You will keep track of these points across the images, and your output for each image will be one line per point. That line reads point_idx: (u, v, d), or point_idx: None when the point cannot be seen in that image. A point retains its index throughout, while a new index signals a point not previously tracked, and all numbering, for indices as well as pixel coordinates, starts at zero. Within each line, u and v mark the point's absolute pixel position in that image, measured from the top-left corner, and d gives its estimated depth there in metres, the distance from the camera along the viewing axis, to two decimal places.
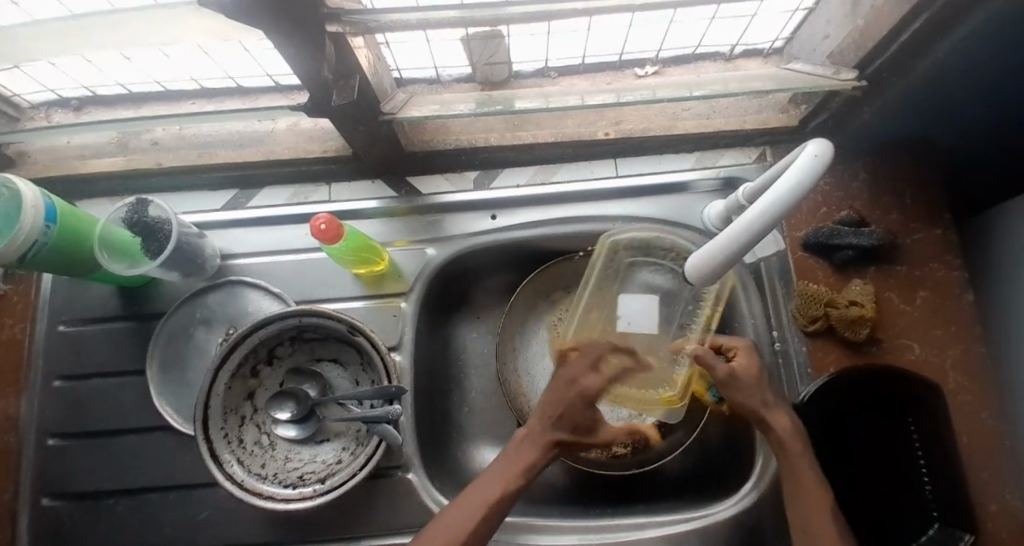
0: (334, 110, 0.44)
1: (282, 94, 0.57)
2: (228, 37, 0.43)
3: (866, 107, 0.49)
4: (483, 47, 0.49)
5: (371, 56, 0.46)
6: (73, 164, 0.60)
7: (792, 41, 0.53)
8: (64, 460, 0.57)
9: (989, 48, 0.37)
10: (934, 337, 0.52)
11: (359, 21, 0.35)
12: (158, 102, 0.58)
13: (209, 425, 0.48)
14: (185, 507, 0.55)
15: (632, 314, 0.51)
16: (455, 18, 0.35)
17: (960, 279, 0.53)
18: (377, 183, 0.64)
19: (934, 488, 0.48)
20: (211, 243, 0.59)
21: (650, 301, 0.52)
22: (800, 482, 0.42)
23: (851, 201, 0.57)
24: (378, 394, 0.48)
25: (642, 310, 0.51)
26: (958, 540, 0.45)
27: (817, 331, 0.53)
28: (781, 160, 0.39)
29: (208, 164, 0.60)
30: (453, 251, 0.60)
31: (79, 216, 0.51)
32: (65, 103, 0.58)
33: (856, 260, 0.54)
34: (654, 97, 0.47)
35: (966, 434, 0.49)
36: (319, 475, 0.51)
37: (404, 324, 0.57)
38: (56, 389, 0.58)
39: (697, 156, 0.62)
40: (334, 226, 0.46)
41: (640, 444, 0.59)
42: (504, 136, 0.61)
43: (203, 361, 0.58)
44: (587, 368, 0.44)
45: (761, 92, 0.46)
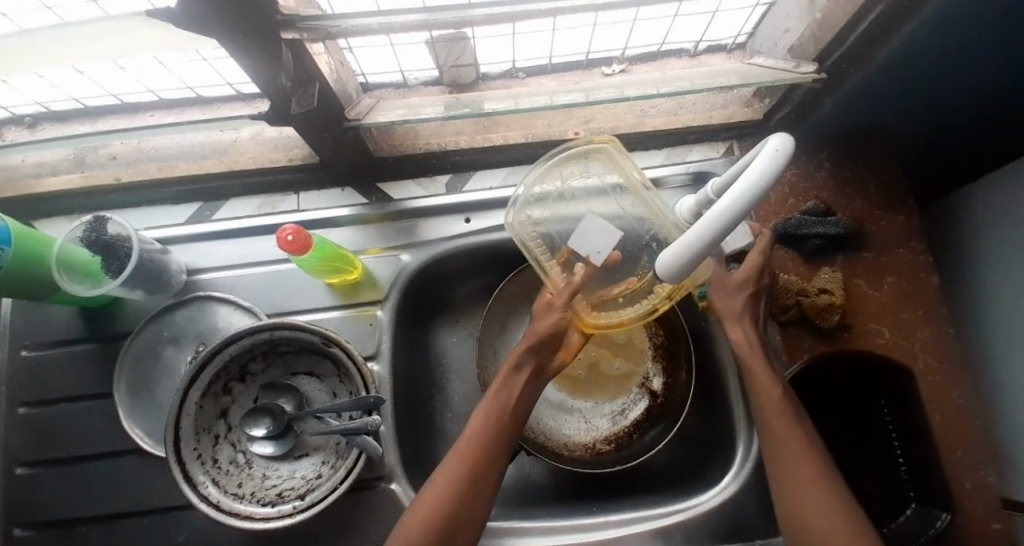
0: (297, 119, 0.43)
1: (245, 103, 0.56)
2: (183, 47, 0.42)
3: (829, 98, 0.50)
4: (448, 50, 0.48)
5: (333, 61, 0.45)
6: (27, 183, 0.58)
7: (754, 36, 0.53)
8: (31, 490, 0.55)
9: (941, 36, 0.38)
10: (902, 320, 0.53)
11: (317, 27, 0.34)
12: (114, 115, 0.56)
13: (181, 447, 0.47)
14: (163, 532, 0.54)
15: (593, 244, 0.49)
16: (417, 21, 0.34)
17: (925, 262, 0.54)
18: (347, 191, 0.63)
19: (909, 470, 0.51)
20: (177, 258, 0.58)
21: (592, 220, 0.50)
22: (785, 459, 0.42)
23: (817, 191, 0.57)
24: (356, 405, 0.47)
25: (594, 235, 0.49)
26: (934, 517, 0.47)
27: (789, 321, 0.53)
28: (746, 155, 0.39)
29: (169, 177, 0.58)
30: (428, 256, 0.59)
31: (38, 237, 0.49)
32: (18, 120, 0.56)
33: (823, 248, 0.55)
34: (621, 95, 0.47)
35: (939, 415, 0.49)
36: (299, 491, 0.50)
37: (381, 332, 0.56)
38: (20, 417, 0.56)
39: (667, 152, 0.63)
40: (301, 236, 0.45)
41: (624, 440, 0.61)
42: (475, 139, 0.61)
43: (173, 381, 0.57)
44: (549, 313, 0.48)
45: (725, 87, 0.46)
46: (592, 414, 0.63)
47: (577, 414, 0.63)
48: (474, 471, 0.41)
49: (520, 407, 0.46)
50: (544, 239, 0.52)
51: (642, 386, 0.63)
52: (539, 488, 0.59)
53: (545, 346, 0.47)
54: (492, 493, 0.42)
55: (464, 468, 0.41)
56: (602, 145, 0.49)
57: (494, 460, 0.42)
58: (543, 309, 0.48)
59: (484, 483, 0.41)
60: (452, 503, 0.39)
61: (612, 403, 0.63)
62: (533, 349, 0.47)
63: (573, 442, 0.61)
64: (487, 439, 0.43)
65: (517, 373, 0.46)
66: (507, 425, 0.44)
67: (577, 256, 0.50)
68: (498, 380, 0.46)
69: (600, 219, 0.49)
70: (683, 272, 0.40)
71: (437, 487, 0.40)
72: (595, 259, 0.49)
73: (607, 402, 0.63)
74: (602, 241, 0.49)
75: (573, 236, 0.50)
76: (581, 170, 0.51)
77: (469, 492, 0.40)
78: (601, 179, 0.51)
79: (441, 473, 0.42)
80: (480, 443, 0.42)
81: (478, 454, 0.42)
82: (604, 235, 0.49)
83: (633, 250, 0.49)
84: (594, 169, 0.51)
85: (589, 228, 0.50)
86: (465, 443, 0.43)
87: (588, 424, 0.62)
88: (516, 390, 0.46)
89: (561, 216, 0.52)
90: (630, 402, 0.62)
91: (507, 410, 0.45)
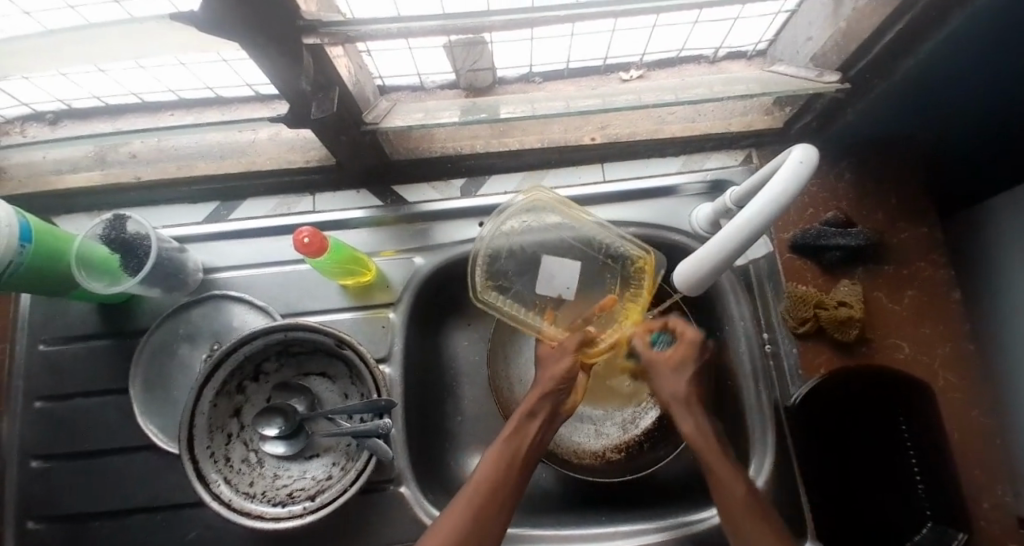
0: (314, 122, 0.43)
1: (263, 104, 0.56)
2: (206, 48, 0.42)
3: (850, 108, 0.49)
4: (466, 54, 0.48)
5: (352, 64, 0.46)
6: (48, 179, 0.59)
7: (775, 43, 0.53)
8: (47, 483, 0.56)
9: (970, 48, 0.38)
10: (921, 335, 0.52)
11: (337, 32, 0.34)
12: (134, 114, 0.56)
13: (194, 445, 0.47)
14: (173, 527, 0.54)
15: (562, 283, 0.56)
16: (438, 26, 0.34)
17: (946, 276, 0.53)
18: (362, 192, 0.63)
19: (927, 488, 0.47)
20: (194, 257, 0.58)
21: (552, 260, 0.57)
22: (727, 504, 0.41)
23: (837, 201, 0.57)
24: (368, 408, 0.47)
25: (560, 273, 0.56)
26: (950, 538, 0.44)
27: (806, 333, 0.53)
28: (766, 166, 0.40)
29: (188, 176, 0.59)
30: (442, 260, 0.59)
31: (56, 234, 0.50)
32: (40, 116, 0.57)
33: (844, 259, 0.54)
34: (639, 102, 0.47)
35: (958, 432, 0.49)
36: (309, 492, 0.50)
37: (394, 335, 0.56)
38: (37, 411, 0.57)
39: (683, 159, 0.62)
40: (317, 239, 0.45)
41: (633, 449, 0.61)
42: (491, 143, 0.60)
43: (188, 378, 0.57)
44: (561, 359, 0.49)
45: (747, 95, 0.46)
46: (602, 421, 0.62)
47: (587, 420, 0.62)
48: (489, 500, 0.40)
49: (536, 448, 0.45)
50: (511, 291, 0.57)
51: (654, 395, 0.62)
52: (548, 495, 0.59)
53: (560, 390, 0.47)
54: (506, 518, 0.40)
55: (478, 494, 0.40)
56: (534, 196, 0.56)
57: (508, 494, 0.41)
58: (550, 354, 0.50)
59: (497, 513, 0.40)
60: (467, 525, 0.38)
61: (623, 411, 0.62)
62: (551, 394, 0.47)
63: (583, 450, 0.60)
64: (501, 470, 0.42)
65: (532, 417, 0.46)
66: (520, 466, 0.43)
67: (554, 300, 0.57)
68: (512, 426, 0.46)
69: (559, 257, 0.57)
70: (702, 279, 0.41)
71: (454, 511, 0.39)
72: (567, 294, 0.56)
73: (616, 410, 0.62)
74: (568, 275, 0.56)
75: (542, 282, 0.57)
76: (521, 220, 0.57)
77: (481, 520, 0.39)
78: (540, 223, 0.57)
79: (455, 504, 0.40)
80: (494, 473, 0.42)
81: (493, 482, 0.41)
82: (567, 270, 0.56)
83: (594, 275, 0.56)
84: (530, 216, 0.57)
85: (552, 268, 0.57)
86: (480, 475, 0.42)
87: (598, 431, 0.62)
88: (532, 431, 0.45)
89: (517, 261, 0.57)
90: (640, 411, 0.62)
91: (521, 450, 0.44)
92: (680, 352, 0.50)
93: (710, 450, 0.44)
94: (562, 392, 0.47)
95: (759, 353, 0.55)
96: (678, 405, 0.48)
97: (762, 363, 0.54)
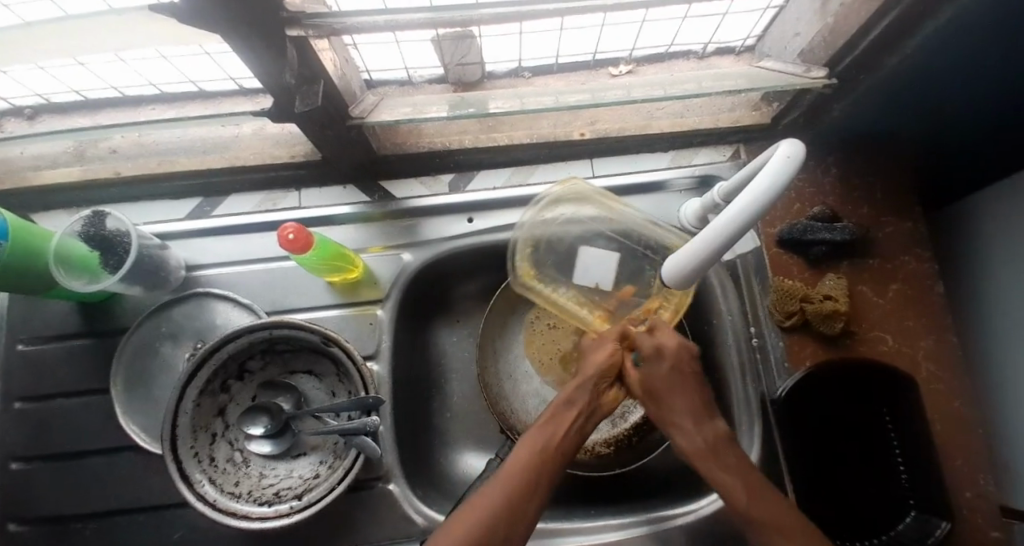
0: (299, 116, 0.42)
1: (247, 98, 0.55)
2: (187, 40, 0.42)
3: (837, 103, 0.50)
4: (454, 48, 0.48)
5: (338, 58, 0.45)
6: (25, 174, 0.57)
7: (762, 39, 0.53)
8: (27, 485, 0.55)
9: (954, 45, 0.38)
10: (906, 328, 0.53)
11: (321, 24, 0.33)
12: (115, 108, 0.55)
13: (177, 444, 0.46)
14: (158, 528, 0.53)
15: (598, 275, 0.55)
16: (424, 19, 0.33)
17: (930, 270, 0.54)
18: (349, 189, 0.63)
19: (911, 477, 0.48)
20: (176, 254, 0.57)
21: (590, 251, 0.56)
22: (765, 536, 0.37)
23: (823, 197, 0.57)
24: (355, 406, 0.47)
25: (597, 265, 0.56)
26: (933, 527, 0.45)
27: (792, 327, 0.53)
28: (753, 162, 0.40)
29: (169, 172, 0.57)
30: (429, 255, 0.58)
31: (38, 233, 0.49)
32: (17, 111, 0.55)
33: (829, 254, 0.55)
34: (629, 97, 0.46)
35: (941, 424, 0.50)
36: (295, 491, 0.50)
37: (381, 332, 0.56)
38: (16, 411, 0.56)
39: (672, 155, 0.63)
40: (302, 234, 0.44)
41: (623, 444, 0.61)
42: (479, 138, 0.60)
43: (171, 377, 0.56)
44: (601, 348, 0.48)
45: (735, 90, 0.46)
46: None
47: None
48: (520, 496, 0.37)
49: (573, 437, 0.42)
50: (547, 281, 0.56)
51: None
52: None
53: (602, 380, 0.45)
54: (536, 512, 0.38)
55: (511, 486, 0.37)
56: (573, 186, 0.56)
57: (542, 487, 0.38)
58: (592, 345, 0.49)
59: (529, 505, 0.37)
60: (495, 519, 0.35)
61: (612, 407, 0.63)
62: (588, 384, 0.45)
63: None
64: (534, 462, 0.39)
65: (571, 406, 0.44)
66: (556, 459, 0.40)
67: (591, 291, 0.56)
68: (548, 413, 0.43)
69: (597, 248, 0.56)
70: (689, 275, 0.41)
71: (480, 502, 0.36)
72: (605, 287, 0.56)
73: None
74: (607, 265, 0.55)
75: (582, 271, 0.56)
76: (559, 212, 0.57)
77: (511, 516, 0.36)
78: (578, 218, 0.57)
79: (483, 495, 0.37)
80: (527, 469, 0.38)
81: (526, 477, 0.38)
82: (603, 262, 0.56)
83: (632, 271, 0.56)
84: (571, 209, 0.57)
85: (589, 260, 0.56)
86: (510, 468, 0.38)
87: None
88: (573, 421, 0.43)
89: (557, 255, 0.56)
90: (629, 407, 0.62)
91: (558, 439, 0.41)
92: (647, 371, 0.45)
93: (711, 466, 0.40)
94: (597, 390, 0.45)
95: (746, 346, 0.54)
96: (673, 416, 0.44)
97: (750, 356, 0.54)
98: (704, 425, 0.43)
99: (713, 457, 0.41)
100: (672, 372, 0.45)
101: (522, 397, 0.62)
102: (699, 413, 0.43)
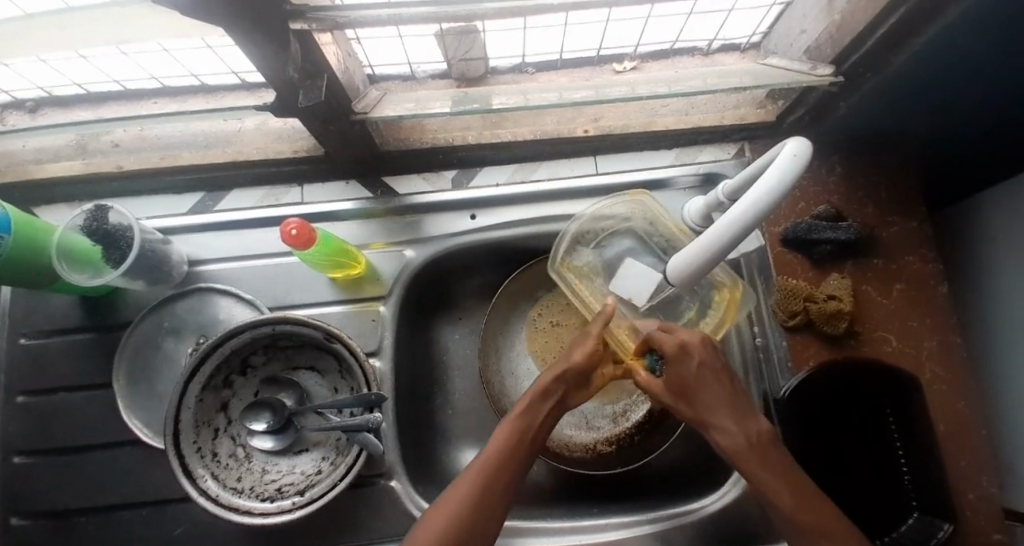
0: (302, 111, 0.42)
1: (249, 92, 0.55)
2: (189, 33, 0.41)
3: (843, 102, 0.49)
4: (458, 42, 0.47)
5: (341, 52, 0.44)
6: (27, 168, 0.57)
7: (769, 35, 0.53)
8: (29, 479, 0.55)
9: (963, 44, 0.38)
10: (909, 329, 0.53)
11: (324, 17, 0.33)
12: (117, 102, 0.55)
13: (180, 439, 0.46)
14: (161, 523, 0.54)
15: (631, 287, 0.53)
16: (428, 13, 0.33)
17: (935, 270, 0.54)
18: (351, 184, 0.63)
19: (913, 479, 0.49)
20: (178, 249, 0.57)
21: (631, 264, 0.54)
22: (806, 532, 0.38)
23: (828, 196, 0.57)
24: (358, 402, 0.47)
25: (633, 276, 0.53)
26: (936, 529, 0.46)
27: (796, 326, 0.52)
28: (760, 159, 0.40)
29: (171, 166, 0.57)
30: (433, 252, 0.58)
31: (37, 225, 0.49)
32: (18, 104, 0.55)
33: (833, 254, 0.55)
34: (634, 94, 0.46)
35: (946, 426, 0.48)
36: (297, 487, 0.50)
37: (383, 328, 0.56)
38: (18, 405, 0.56)
39: (676, 153, 0.64)
40: (305, 231, 0.44)
41: (624, 442, 0.61)
42: (483, 135, 0.59)
43: (173, 372, 0.56)
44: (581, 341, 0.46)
45: (741, 87, 0.45)
46: (593, 414, 0.62)
47: (577, 414, 0.62)
48: (488, 491, 0.38)
49: (544, 428, 0.43)
50: (585, 282, 0.56)
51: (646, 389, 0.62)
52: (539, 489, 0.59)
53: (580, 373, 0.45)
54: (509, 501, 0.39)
55: (483, 474, 0.38)
56: (637, 197, 0.55)
57: (512, 479, 0.39)
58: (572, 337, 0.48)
59: (499, 498, 0.38)
60: (469, 506, 0.37)
61: (614, 404, 0.62)
62: (563, 377, 0.44)
63: (574, 442, 0.61)
64: (507, 454, 0.39)
65: (545, 398, 0.43)
66: (526, 449, 0.41)
67: (621, 300, 0.53)
68: (521, 404, 0.43)
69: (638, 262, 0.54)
70: (696, 275, 0.41)
71: (457, 490, 0.38)
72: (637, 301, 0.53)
73: (608, 403, 0.62)
74: (645, 269, 0.53)
75: (616, 277, 0.54)
76: (616, 216, 0.56)
77: (484, 508, 0.37)
78: (624, 224, 0.56)
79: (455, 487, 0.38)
80: (501, 456, 0.39)
81: (495, 472, 0.38)
82: (644, 277, 0.52)
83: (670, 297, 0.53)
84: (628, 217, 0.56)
85: (628, 271, 0.53)
86: (481, 462, 0.39)
87: (590, 424, 0.62)
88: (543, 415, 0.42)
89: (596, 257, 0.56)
90: (631, 406, 0.62)
91: (533, 428, 0.42)
92: (672, 369, 0.44)
93: (749, 464, 0.40)
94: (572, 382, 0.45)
95: (750, 347, 0.56)
96: (709, 415, 0.42)
97: (753, 355, 0.56)
98: (744, 422, 0.42)
99: (752, 456, 0.40)
100: (703, 367, 0.43)
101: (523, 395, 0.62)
102: (736, 412, 0.42)
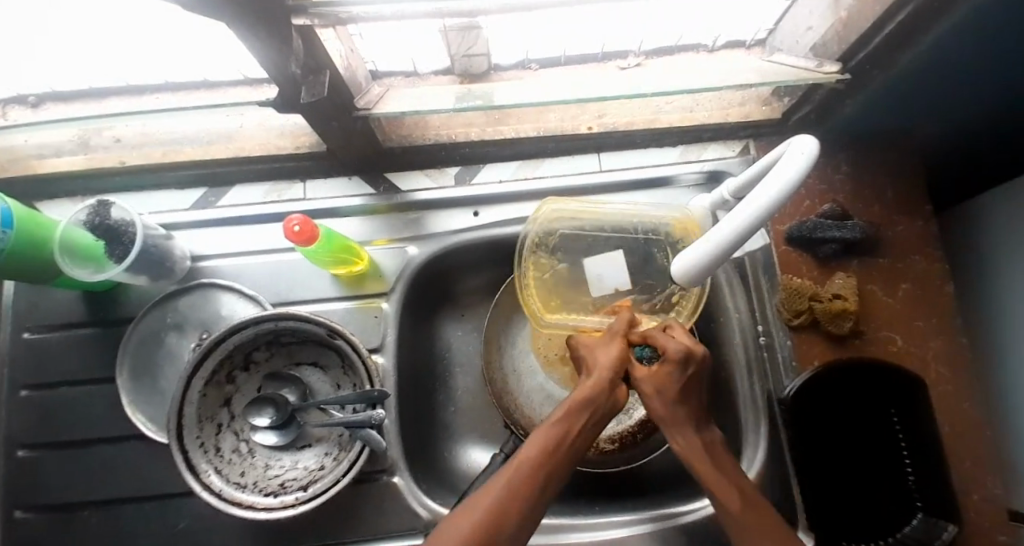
0: (304, 107, 0.42)
1: (251, 87, 0.54)
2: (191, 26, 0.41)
3: (850, 99, 0.49)
4: (461, 39, 0.47)
5: (343, 48, 0.44)
6: (31, 163, 0.57)
7: (776, 32, 0.52)
8: (34, 473, 0.55)
9: (972, 41, 0.37)
10: (914, 328, 0.53)
11: (328, 14, 0.33)
12: (119, 97, 0.54)
13: (184, 434, 0.46)
14: (164, 517, 0.54)
15: (613, 279, 0.53)
16: (431, 10, 0.32)
17: (942, 270, 0.54)
18: (354, 179, 0.62)
19: (917, 480, 0.48)
20: (180, 245, 0.57)
21: (595, 261, 0.53)
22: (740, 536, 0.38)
23: (834, 194, 0.56)
24: (361, 399, 0.48)
25: (608, 269, 0.53)
26: (939, 531, 0.44)
27: (801, 325, 0.53)
28: (767, 155, 0.39)
29: (174, 162, 0.57)
30: (435, 249, 0.58)
31: (39, 220, 0.48)
32: (19, 98, 0.54)
33: (838, 253, 0.54)
34: (638, 91, 0.46)
35: (951, 426, 0.50)
36: (300, 482, 0.50)
37: (386, 325, 0.56)
38: (21, 400, 0.56)
39: (682, 149, 0.62)
40: (308, 226, 0.44)
41: (627, 440, 0.61)
42: (485, 131, 0.59)
43: (177, 368, 0.56)
44: (610, 342, 0.45)
45: (748, 85, 0.45)
46: None
47: None
48: (523, 494, 0.36)
49: (584, 438, 0.41)
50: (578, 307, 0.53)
51: None
52: None
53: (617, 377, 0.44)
54: (543, 505, 0.38)
55: (517, 479, 0.37)
56: (547, 213, 0.53)
57: (550, 483, 0.38)
58: (596, 340, 0.47)
59: (537, 500, 0.37)
60: (505, 502, 0.35)
61: None
62: (601, 381, 0.43)
63: None
64: (546, 459, 0.38)
65: (585, 405, 0.41)
66: (564, 455, 0.39)
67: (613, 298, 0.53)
68: (561, 408, 0.41)
69: (603, 255, 0.53)
70: (701, 273, 0.40)
71: (494, 488, 0.36)
72: (625, 286, 0.53)
73: None
74: (609, 256, 0.53)
75: (596, 286, 0.53)
76: (553, 236, 0.54)
77: (520, 510, 0.36)
78: (568, 235, 0.54)
79: (486, 491, 0.37)
80: (539, 462, 0.38)
81: (534, 477, 0.37)
82: (614, 263, 0.53)
83: (641, 262, 0.53)
84: (562, 227, 0.54)
85: (598, 269, 0.53)
86: (518, 466, 0.38)
87: None
88: (584, 422, 0.40)
89: (563, 273, 0.54)
90: (634, 403, 0.62)
91: (577, 434, 0.40)
92: (663, 370, 0.43)
93: (707, 470, 0.40)
94: (613, 388, 0.43)
95: (755, 347, 0.54)
96: (682, 418, 0.42)
97: (758, 356, 0.54)
98: (703, 428, 0.43)
99: (710, 461, 0.41)
100: (692, 378, 0.43)
101: (526, 392, 0.62)
102: (697, 420, 0.43)
